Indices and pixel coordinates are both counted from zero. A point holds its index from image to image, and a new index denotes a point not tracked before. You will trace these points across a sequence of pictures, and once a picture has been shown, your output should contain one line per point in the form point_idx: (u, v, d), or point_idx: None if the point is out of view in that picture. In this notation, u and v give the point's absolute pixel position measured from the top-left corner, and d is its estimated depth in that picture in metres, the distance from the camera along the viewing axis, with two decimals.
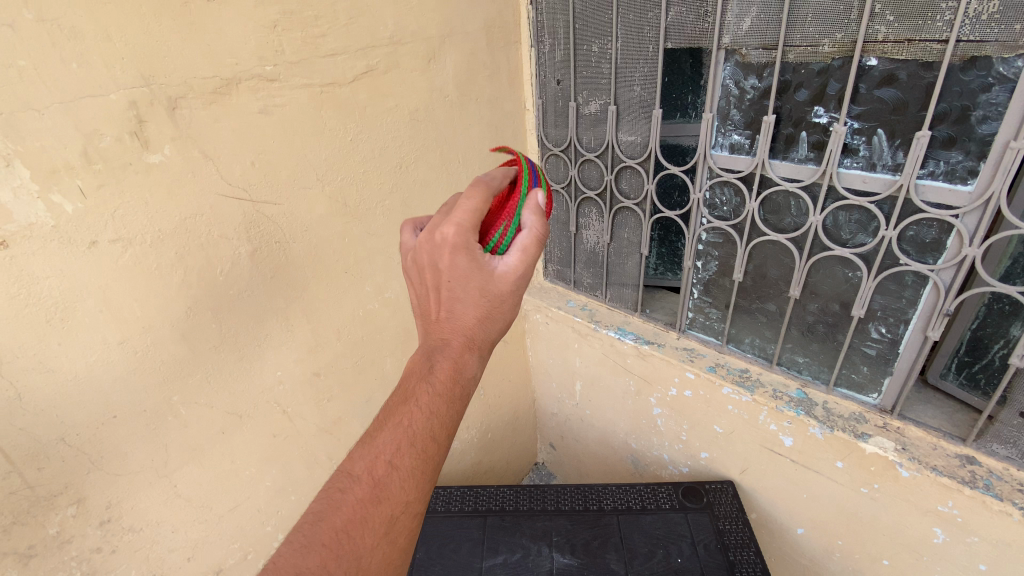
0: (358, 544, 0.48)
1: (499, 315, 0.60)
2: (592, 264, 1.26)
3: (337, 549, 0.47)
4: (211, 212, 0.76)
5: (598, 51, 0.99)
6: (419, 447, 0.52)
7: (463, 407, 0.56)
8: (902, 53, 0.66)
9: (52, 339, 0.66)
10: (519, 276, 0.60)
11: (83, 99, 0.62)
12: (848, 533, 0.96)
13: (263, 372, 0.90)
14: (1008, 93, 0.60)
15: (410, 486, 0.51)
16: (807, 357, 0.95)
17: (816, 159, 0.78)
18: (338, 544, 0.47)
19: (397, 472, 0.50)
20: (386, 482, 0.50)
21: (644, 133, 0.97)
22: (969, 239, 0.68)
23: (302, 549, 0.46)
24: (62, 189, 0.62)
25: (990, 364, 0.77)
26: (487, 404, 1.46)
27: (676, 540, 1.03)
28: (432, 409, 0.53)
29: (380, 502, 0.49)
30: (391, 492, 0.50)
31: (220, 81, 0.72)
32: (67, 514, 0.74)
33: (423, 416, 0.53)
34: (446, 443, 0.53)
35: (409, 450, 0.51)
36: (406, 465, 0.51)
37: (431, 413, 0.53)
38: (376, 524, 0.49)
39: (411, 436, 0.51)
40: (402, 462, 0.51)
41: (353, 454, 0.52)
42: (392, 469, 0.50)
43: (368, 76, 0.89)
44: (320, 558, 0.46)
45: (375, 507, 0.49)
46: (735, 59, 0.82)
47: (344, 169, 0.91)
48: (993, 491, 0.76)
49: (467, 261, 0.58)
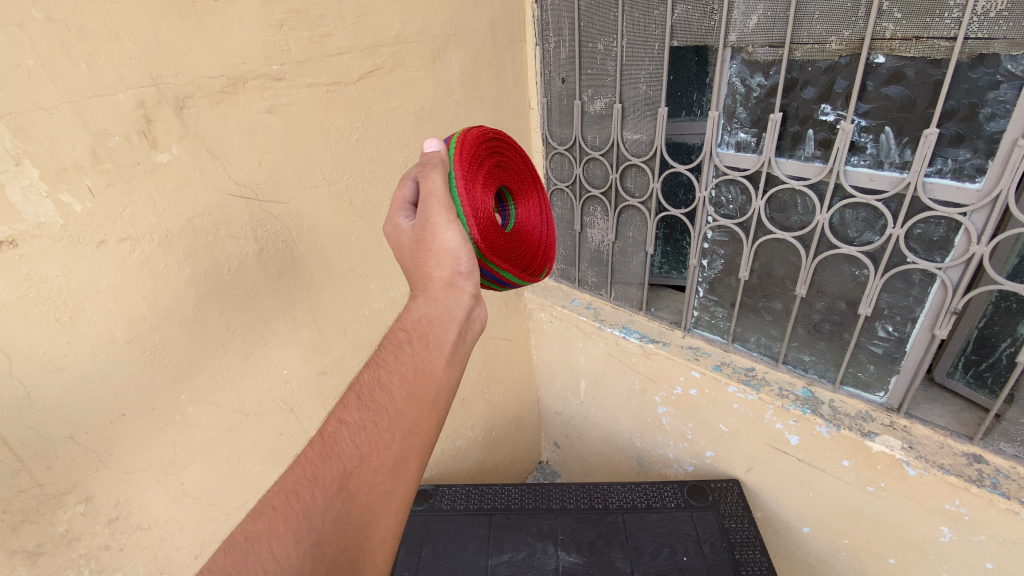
0: (307, 505, 0.46)
1: (439, 245, 0.61)
2: (596, 263, 1.26)
3: (286, 510, 0.46)
4: (218, 211, 0.76)
5: (603, 49, 0.99)
6: (370, 397, 0.52)
7: (420, 352, 0.56)
8: (911, 51, 0.65)
9: (61, 338, 0.66)
10: (432, 210, 0.61)
11: (91, 99, 0.62)
12: (856, 533, 0.96)
13: (270, 371, 0.91)
14: (1016, 90, 0.60)
15: (362, 439, 0.50)
16: (813, 355, 0.95)
17: (822, 157, 0.77)
18: (289, 505, 0.46)
19: (348, 427, 0.50)
20: (336, 437, 0.50)
21: (648, 131, 0.97)
22: (977, 237, 0.68)
23: (253, 513, 0.46)
24: (71, 188, 0.62)
25: (997, 362, 0.77)
26: (491, 403, 1.46)
27: (681, 539, 1.03)
28: (381, 364, 0.55)
29: (329, 459, 0.48)
30: (342, 448, 0.49)
31: (227, 81, 0.72)
32: (76, 512, 0.75)
33: (372, 372, 0.54)
34: (402, 394, 0.53)
35: (359, 404, 0.52)
36: (355, 420, 0.51)
37: (379, 367, 0.55)
38: (327, 484, 0.47)
39: (362, 390, 0.53)
40: (351, 417, 0.51)
41: None
42: (342, 426, 0.50)
43: (374, 75, 0.89)
44: (267, 521, 0.45)
45: (324, 463, 0.48)
46: (741, 57, 0.82)
47: (349, 168, 0.91)
48: (1000, 489, 0.76)
49: (393, 227, 0.66)
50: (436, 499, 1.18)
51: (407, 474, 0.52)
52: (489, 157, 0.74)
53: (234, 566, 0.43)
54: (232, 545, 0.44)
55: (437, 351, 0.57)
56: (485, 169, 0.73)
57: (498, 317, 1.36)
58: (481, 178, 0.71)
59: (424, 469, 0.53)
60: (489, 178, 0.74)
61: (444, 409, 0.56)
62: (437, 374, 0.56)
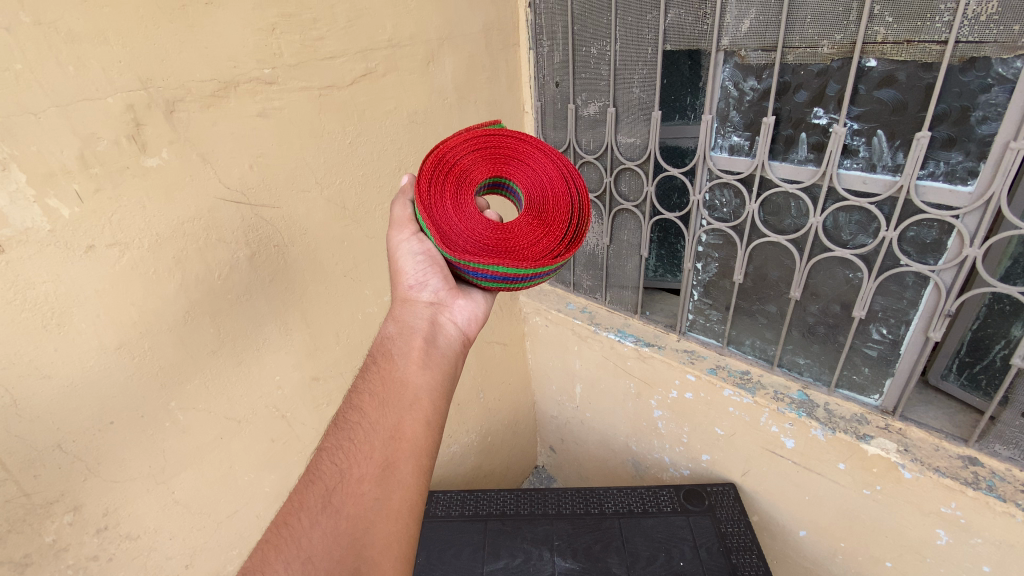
0: (295, 528, 0.50)
1: (395, 265, 0.74)
2: (592, 266, 1.26)
3: (277, 539, 0.50)
4: (209, 215, 0.75)
5: (597, 53, 0.99)
6: (344, 419, 0.59)
7: (386, 369, 0.64)
8: (903, 54, 0.66)
9: (48, 345, 0.65)
10: (388, 235, 0.76)
11: (80, 103, 0.61)
12: (852, 536, 0.96)
13: (262, 376, 0.90)
14: (1007, 94, 0.60)
15: (341, 457, 0.55)
16: (808, 358, 0.95)
17: (816, 160, 0.78)
18: (279, 533, 0.50)
19: (327, 451, 0.56)
20: (317, 462, 0.55)
21: (642, 135, 0.98)
22: (970, 239, 0.68)
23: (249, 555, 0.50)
24: (58, 193, 0.62)
25: (991, 364, 0.77)
26: (487, 407, 1.45)
27: (678, 544, 1.03)
28: (354, 391, 0.63)
29: (312, 482, 0.54)
30: (323, 469, 0.55)
31: (219, 84, 0.72)
32: (64, 522, 0.73)
33: (346, 400, 0.62)
34: (372, 406, 0.60)
35: (336, 430, 0.58)
36: (333, 443, 0.57)
37: (353, 394, 0.62)
38: (312, 505, 0.52)
39: (336, 417, 0.60)
40: (329, 443, 0.57)
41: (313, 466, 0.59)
42: (322, 451, 0.56)
43: (367, 78, 0.89)
44: (261, 555, 0.49)
45: (307, 489, 0.53)
46: (734, 60, 0.82)
47: (342, 172, 0.90)
48: (996, 492, 0.76)
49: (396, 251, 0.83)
50: (431, 506, 1.17)
51: (396, 476, 0.55)
52: (457, 163, 0.75)
53: None
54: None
55: (401, 362, 0.65)
56: (455, 177, 0.74)
57: (493, 321, 1.35)
58: (448, 189, 0.73)
59: (415, 471, 0.56)
60: (464, 182, 0.74)
61: (421, 409, 0.61)
62: (405, 381, 0.63)
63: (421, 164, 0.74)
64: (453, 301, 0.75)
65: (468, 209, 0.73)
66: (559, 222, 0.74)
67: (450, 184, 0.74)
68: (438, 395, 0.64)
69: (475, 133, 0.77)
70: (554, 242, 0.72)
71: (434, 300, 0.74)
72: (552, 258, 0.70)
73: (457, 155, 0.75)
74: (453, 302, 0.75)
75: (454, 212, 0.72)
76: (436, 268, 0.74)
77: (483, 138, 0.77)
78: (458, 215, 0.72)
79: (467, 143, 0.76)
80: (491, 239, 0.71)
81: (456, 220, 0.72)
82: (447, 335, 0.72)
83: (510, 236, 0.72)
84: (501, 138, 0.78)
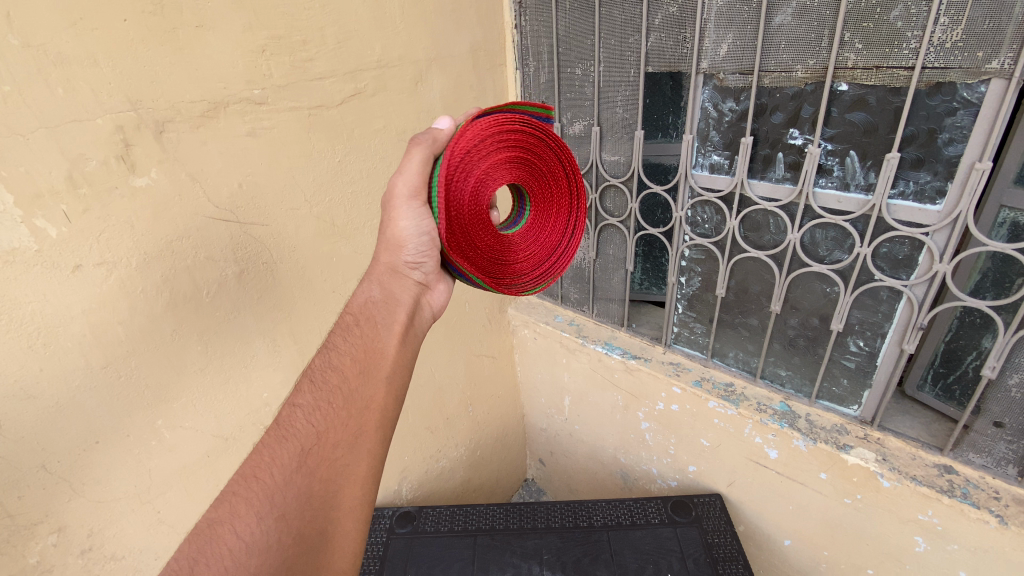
0: (266, 484, 0.52)
1: (394, 233, 0.69)
2: (579, 279, 1.28)
3: (245, 492, 0.52)
4: (197, 234, 0.75)
5: (582, 73, 1.02)
6: (323, 379, 0.60)
7: (367, 332, 0.66)
8: (873, 79, 0.69)
9: (34, 364, 0.65)
10: (397, 193, 0.67)
11: (69, 124, 0.61)
12: (834, 545, 0.97)
13: (250, 393, 0.90)
14: (972, 117, 0.63)
15: (316, 418, 0.57)
16: (789, 370, 0.97)
17: (792, 179, 0.80)
18: (249, 488, 0.52)
19: (303, 409, 0.58)
20: (291, 419, 0.57)
21: (626, 153, 1.00)
22: (939, 255, 0.71)
23: (218, 502, 0.52)
24: (46, 213, 0.62)
25: (963, 375, 0.79)
26: (476, 421, 1.45)
27: (665, 555, 1.04)
28: (332, 348, 0.64)
29: (287, 439, 0.55)
30: (298, 427, 0.56)
31: (208, 104, 0.72)
32: (48, 543, 0.72)
33: (323, 357, 0.63)
34: (353, 372, 0.62)
35: (312, 388, 0.60)
36: (308, 401, 0.58)
37: (332, 352, 0.63)
38: (286, 460, 0.54)
39: (314, 374, 0.61)
40: (304, 401, 0.58)
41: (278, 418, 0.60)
42: (296, 408, 0.58)
43: (356, 98, 0.90)
44: (230, 507, 0.51)
45: (282, 444, 0.55)
46: (713, 83, 0.85)
47: (332, 190, 0.92)
48: (970, 499, 0.78)
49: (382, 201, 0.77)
50: (420, 521, 1.16)
51: (367, 443, 0.58)
52: (497, 150, 0.70)
53: (200, 550, 0.48)
54: (197, 535, 0.49)
55: (383, 332, 0.67)
56: (489, 164, 0.70)
57: (481, 335, 1.36)
58: (477, 171, 0.68)
59: (382, 442, 0.60)
60: (494, 172, 0.71)
61: (395, 382, 0.64)
62: (387, 351, 0.65)
63: (464, 131, 0.66)
64: (437, 284, 0.76)
65: (481, 203, 0.72)
66: (543, 254, 0.84)
67: (480, 169, 0.69)
68: (409, 370, 0.68)
69: (531, 130, 0.74)
70: (525, 268, 0.82)
71: (423, 281, 0.74)
72: (513, 286, 0.80)
73: (502, 142, 0.70)
74: (436, 285, 0.76)
75: (469, 200, 0.69)
76: (433, 254, 0.71)
77: (533, 138, 0.74)
78: (470, 204, 0.70)
79: (518, 134, 0.72)
80: (482, 243, 0.74)
81: (466, 209, 0.69)
82: (423, 318, 0.74)
83: (496, 248, 0.76)
84: (548, 148, 0.77)
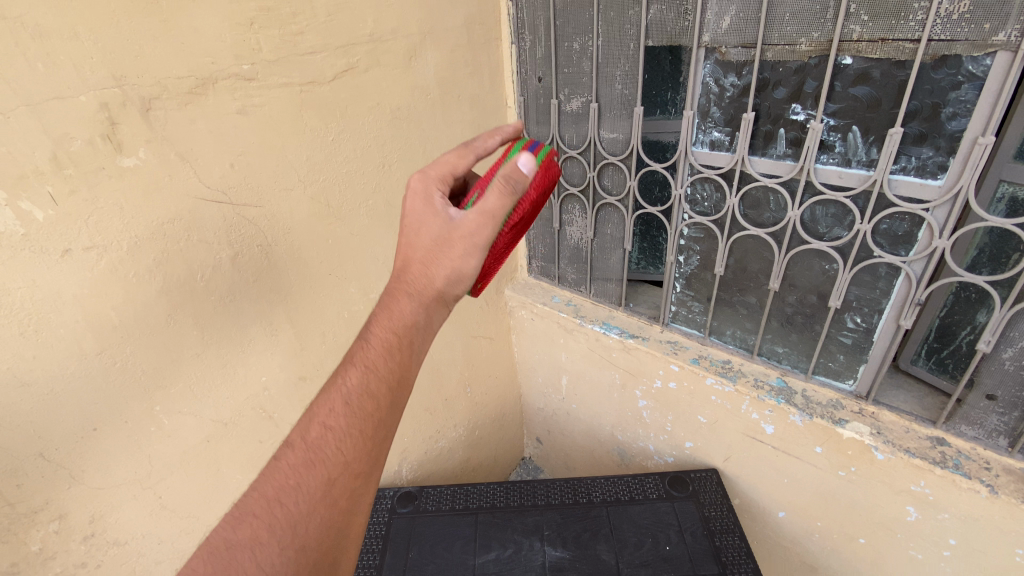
0: (290, 512, 0.48)
1: (463, 267, 0.61)
2: (576, 260, 1.27)
3: (268, 518, 0.48)
4: (189, 216, 0.73)
5: (580, 48, 1.00)
6: (356, 402, 0.53)
7: (406, 357, 0.57)
8: (878, 52, 0.68)
9: (26, 352, 0.63)
10: (481, 233, 0.61)
11: (51, 101, 0.59)
12: (827, 516, 1.00)
13: (248, 377, 0.89)
14: (976, 90, 0.62)
15: (347, 446, 0.51)
16: (786, 347, 0.98)
17: (794, 156, 0.80)
18: (272, 514, 0.48)
19: (333, 434, 0.51)
20: (321, 444, 0.51)
21: (625, 130, 0.99)
22: (939, 231, 0.71)
23: (233, 521, 0.48)
24: (31, 195, 0.59)
25: (957, 349, 0.81)
26: (474, 401, 1.46)
27: (664, 529, 1.06)
28: (368, 364, 0.55)
29: (314, 466, 0.50)
30: (327, 455, 0.51)
31: (196, 81, 0.70)
32: (49, 530, 0.72)
33: (359, 372, 0.54)
34: (388, 402, 0.55)
35: (344, 410, 0.52)
36: (341, 425, 0.52)
37: (369, 368, 0.55)
38: (311, 489, 0.49)
39: (348, 395, 0.53)
40: (336, 423, 0.52)
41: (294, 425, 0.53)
42: (326, 431, 0.51)
43: (349, 74, 0.88)
44: (251, 530, 0.47)
45: (308, 470, 0.50)
46: (715, 57, 0.83)
47: (326, 169, 0.89)
48: (962, 470, 0.80)
49: (424, 205, 0.65)
50: (421, 500, 1.17)
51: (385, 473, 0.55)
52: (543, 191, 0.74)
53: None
54: (213, 557, 0.46)
55: (419, 357, 0.58)
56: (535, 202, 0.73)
57: (478, 316, 1.35)
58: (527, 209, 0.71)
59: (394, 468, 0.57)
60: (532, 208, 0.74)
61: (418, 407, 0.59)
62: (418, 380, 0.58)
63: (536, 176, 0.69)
64: None
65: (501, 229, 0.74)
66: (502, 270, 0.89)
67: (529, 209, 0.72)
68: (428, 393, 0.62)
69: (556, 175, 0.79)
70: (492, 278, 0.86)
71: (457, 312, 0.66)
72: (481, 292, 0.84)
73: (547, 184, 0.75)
74: None
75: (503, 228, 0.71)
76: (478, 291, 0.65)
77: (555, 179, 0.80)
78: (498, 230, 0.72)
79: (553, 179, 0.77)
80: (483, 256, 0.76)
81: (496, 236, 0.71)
82: None
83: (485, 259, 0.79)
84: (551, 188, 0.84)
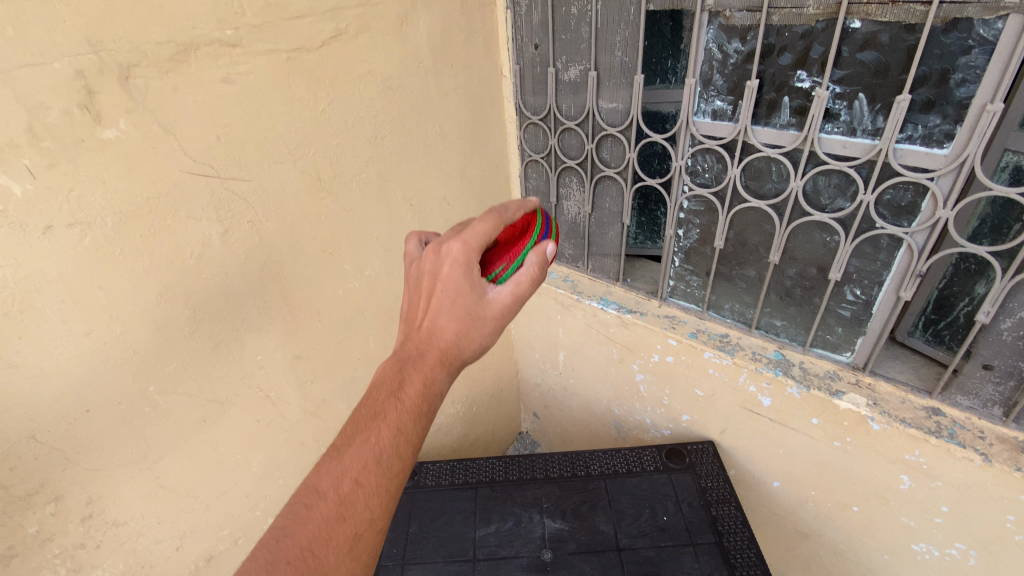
0: (324, 564, 0.49)
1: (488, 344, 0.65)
2: (573, 234, 1.25)
3: (302, 568, 0.48)
4: (175, 191, 0.71)
5: (578, 13, 0.96)
6: (386, 462, 0.54)
7: (430, 420, 0.59)
8: (887, 15, 0.65)
9: (11, 332, 0.61)
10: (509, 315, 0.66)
11: (23, 68, 0.56)
12: (821, 485, 1.02)
13: (242, 357, 0.87)
14: (987, 55, 0.61)
15: (375, 504, 0.53)
16: (784, 320, 0.98)
17: (797, 125, 0.78)
18: (306, 562, 0.49)
19: (365, 489, 0.53)
20: (354, 498, 0.52)
21: (625, 100, 0.96)
22: (943, 201, 0.70)
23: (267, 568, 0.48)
24: (8, 169, 0.57)
25: (955, 321, 0.80)
26: (471, 378, 1.46)
27: (661, 500, 1.07)
28: (400, 425, 0.56)
29: (347, 519, 0.51)
30: (359, 510, 0.52)
31: (177, 47, 0.66)
32: (46, 512, 0.71)
33: (391, 432, 0.55)
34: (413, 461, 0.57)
35: (377, 467, 0.54)
36: (372, 483, 0.53)
37: (401, 430, 0.56)
38: (342, 541, 0.51)
39: (381, 454, 0.54)
40: (368, 481, 0.53)
41: (321, 473, 0.53)
42: (358, 487, 0.52)
43: (337, 40, 0.84)
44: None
45: (339, 525, 0.51)
46: (718, 21, 0.80)
47: (317, 142, 0.86)
48: (957, 439, 0.81)
49: (463, 279, 0.63)
50: (420, 476, 1.18)
51: None
52: None
53: None
54: None
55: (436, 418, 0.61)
56: None
57: None
58: None
59: None
60: None
61: None
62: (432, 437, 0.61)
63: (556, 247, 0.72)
64: None
65: None
66: None
67: None
68: None
69: None
70: None
71: None
72: None
73: None
74: None
75: None
76: None
77: None
78: None
79: None
80: None
81: None
82: None
83: None
84: None
